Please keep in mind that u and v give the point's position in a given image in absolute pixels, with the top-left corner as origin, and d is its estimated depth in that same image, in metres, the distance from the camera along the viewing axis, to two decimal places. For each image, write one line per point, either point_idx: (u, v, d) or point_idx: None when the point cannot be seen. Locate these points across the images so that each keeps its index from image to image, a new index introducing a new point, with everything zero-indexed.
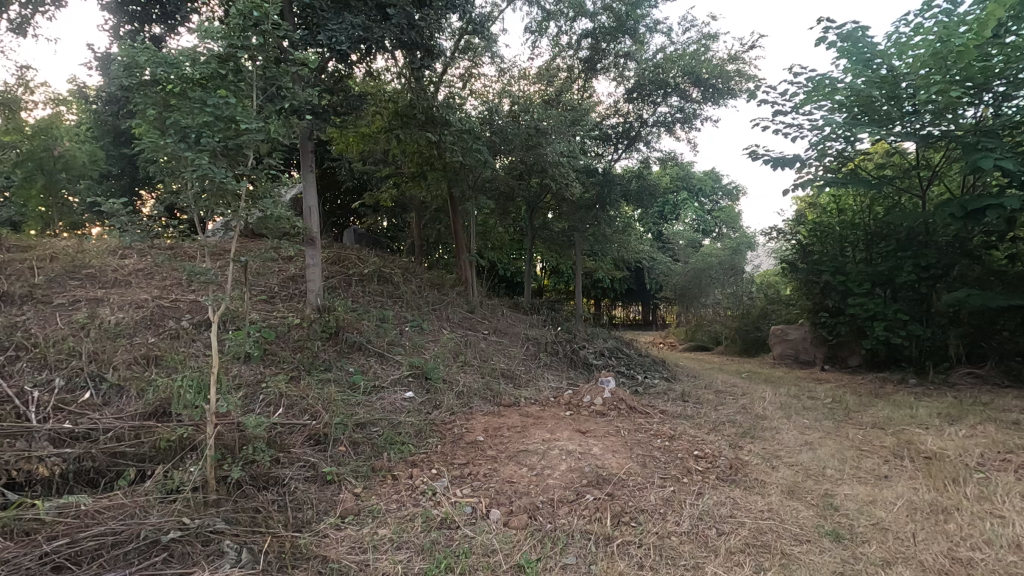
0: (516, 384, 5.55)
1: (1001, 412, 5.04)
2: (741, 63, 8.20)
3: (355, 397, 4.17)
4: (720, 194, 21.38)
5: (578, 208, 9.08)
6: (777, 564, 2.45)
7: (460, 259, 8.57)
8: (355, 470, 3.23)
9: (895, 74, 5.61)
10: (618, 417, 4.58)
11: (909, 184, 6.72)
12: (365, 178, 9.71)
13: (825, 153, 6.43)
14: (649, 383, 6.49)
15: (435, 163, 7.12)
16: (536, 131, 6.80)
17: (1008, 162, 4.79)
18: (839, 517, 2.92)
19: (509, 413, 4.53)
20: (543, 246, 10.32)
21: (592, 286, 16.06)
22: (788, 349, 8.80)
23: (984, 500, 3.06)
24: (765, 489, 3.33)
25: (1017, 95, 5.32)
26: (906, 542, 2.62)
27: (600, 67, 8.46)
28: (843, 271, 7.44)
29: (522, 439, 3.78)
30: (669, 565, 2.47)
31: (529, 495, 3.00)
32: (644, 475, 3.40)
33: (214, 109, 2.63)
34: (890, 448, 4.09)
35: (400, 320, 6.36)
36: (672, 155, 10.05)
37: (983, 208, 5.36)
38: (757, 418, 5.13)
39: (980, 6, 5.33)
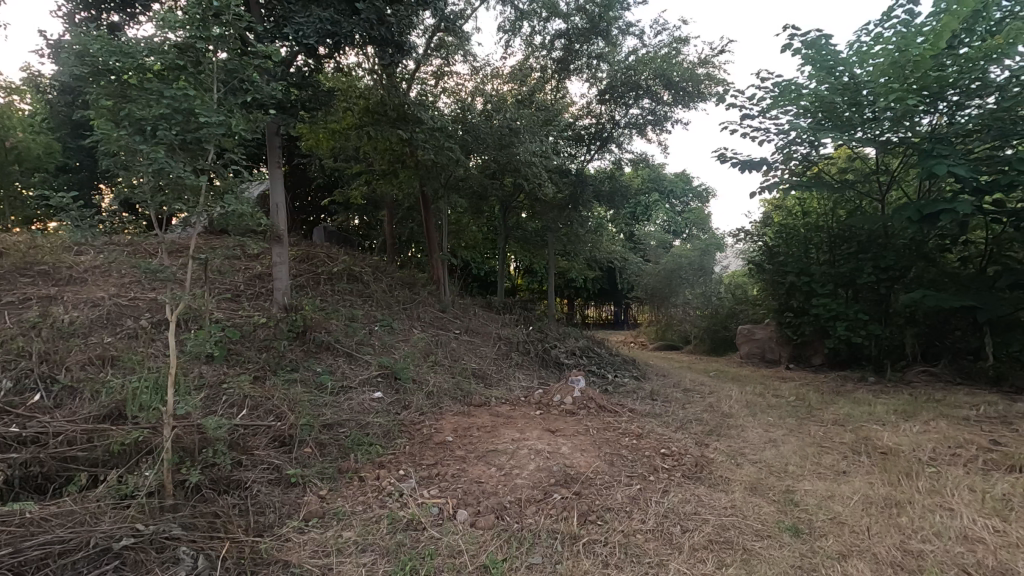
0: (486, 384, 5.54)
1: (952, 408, 5.25)
2: (711, 67, 8.35)
3: (322, 398, 4.10)
4: (690, 197, 21.88)
5: (551, 208, 9.12)
6: (738, 560, 2.49)
7: (433, 258, 8.51)
8: (321, 472, 3.17)
9: (857, 82, 5.79)
10: (588, 416, 4.61)
11: (869, 188, 6.93)
12: (336, 174, 9.57)
13: (790, 157, 6.61)
14: (619, 382, 6.56)
15: (407, 161, 7.04)
16: (510, 131, 6.76)
17: (961, 168, 4.98)
18: (799, 513, 2.99)
19: (479, 413, 4.51)
20: (517, 246, 10.32)
21: (565, 286, 16.16)
22: (754, 348, 9.01)
23: (935, 493, 3.18)
24: (729, 486, 3.39)
25: (970, 105, 5.53)
26: (861, 536, 2.69)
27: (573, 68, 8.52)
28: (807, 272, 7.64)
29: (491, 439, 3.76)
30: (633, 563, 2.49)
31: (496, 495, 2.99)
32: (611, 474, 3.43)
33: (172, 101, 2.54)
34: (849, 444, 4.22)
35: (370, 319, 6.28)
36: (644, 156, 10.16)
37: (937, 212, 5.56)
38: (724, 416, 5.23)
39: (936, 18, 5.54)
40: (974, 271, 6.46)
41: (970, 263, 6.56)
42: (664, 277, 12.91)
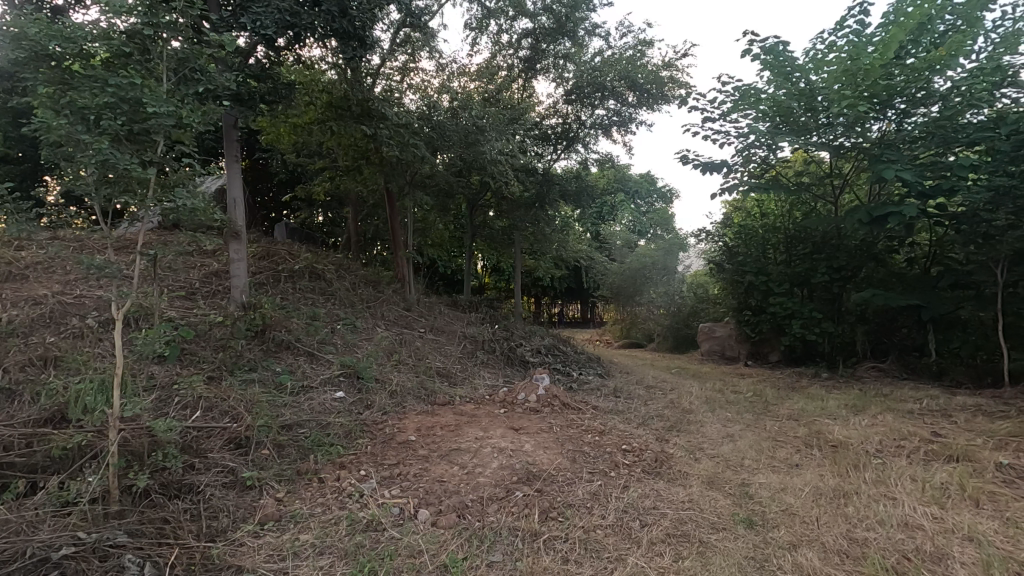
0: (451, 383, 5.50)
1: (898, 402, 5.49)
2: (674, 70, 8.51)
3: (281, 398, 4.00)
4: (655, 198, 22.33)
5: (517, 206, 9.13)
6: (695, 553, 2.55)
7: (398, 256, 8.41)
8: (278, 474, 3.09)
9: (813, 88, 6.00)
10: (552, 414, 4.64)
11: (824, 191, 7.19)
12: (298, 170, 9.35)
13: (749, 159, 6.79)
14: (584, 379, 6.63)
15: (371, 157, 6.92)
16: (476, 129, 6.72)
17: (907, 173, 5.22)
18: (753, 505, 3.07)
19: (443, 412, 4.48)
20: (483, 244, 10.29)
21: (532, 284, 16.23)
22: (715, 346, 9.24)
23: (879, 483, 3.31)
24: (688, 480, 3.47)
25: (916, 113, 5.80)
26: (811, 526, 2.79)
27: (540, 68, 8.55)
28: (765, 272, 7.87)
29: (455, 438, 3.74)
30: (593, 558, 2.51)
31: (458, 494, 2.98)
32: (573, 470, 3.46)
33: (117, 89, 2.41)
34: (802, 438, 4.36)
35: (332, 317, 6.15)
36: (610, 157, 10.29)
37: (886, 215, 5.82)
38: (683, 412, 5.34)
39: (885, 29, 5.80)
40: (919, 271, 6.76)
41: (915, 263, 6.87)
42: (629, 276, 13.11)
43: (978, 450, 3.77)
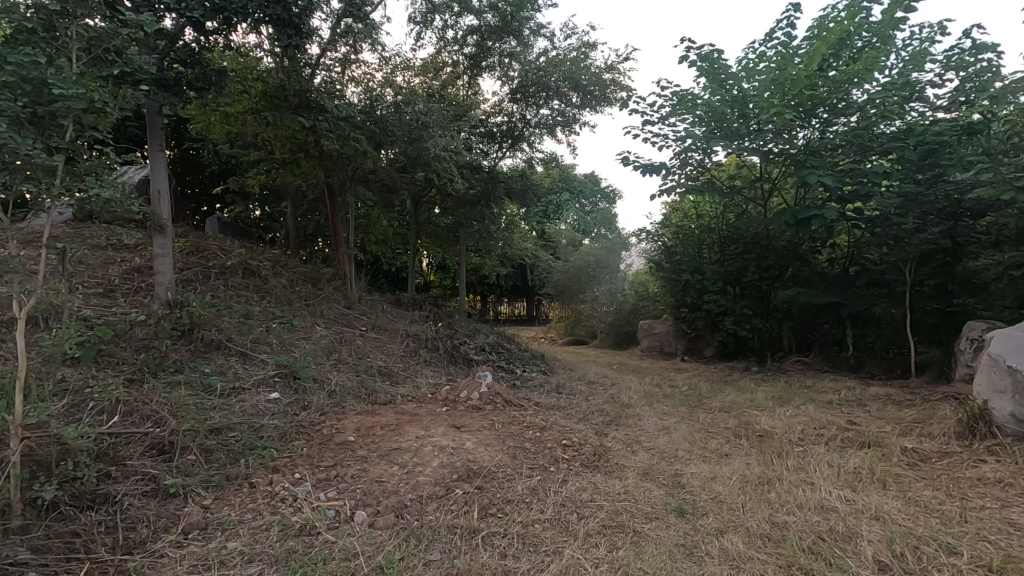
0: (392, 382, 5.40)
1: (819, 393, 5.86)
2: (616, 73, 8.70)
3: (210, 401, 3.80)
4: (599, 198, 22.86)
5: (462, 204, 9.07)
6: (628, 542, 2.62)
7: (338, 252, 8.17)
8: (205, 481, 2.93)
9: (744, 95, 6.30)
10: (494, 411, 4.65)
11: (754, 194, 7.56)
12: (232, 160, 8.92)
13: (686, 162, 7.06)
14: (526, 376, 6.68)
15: (310, 150, 6.67)
16: (420, 125, 6.59)
17: (827, 178, 5.58)
18: (684, 494, 3.20)
19: (384, 412, 4.39)
20: (428, 241, 10.14)
21: (478, 282, 16.18)
22: (654, 342, 9.55)
23: (800, 470, 3.52)
24: (624, 472, 3.57)
25: (837, 122, 6.18)
26: (737, 512, 2.93)
27: (485, 65, 8.51)
28: (700, 271, 8.22)
29: (395, 437, 3.69)
30: (530, 552, 2.53)
31: (397, 494, 2.93)
32: (513, 467, 3.47)
33: (18, 68, 2.19)
34: (731, 429, 4.58)
35: (267, 316, 5.91)
36: (554, 157, 10.39)
37: (809, 217, 6.19)
38: (622, 407, 5.49)
39: (809, 42, 6.16)
40: (839, 270, 7.23)
41: (836, 263, 7.34)
42: (573, 274, 13.30)
43: (886, 436, 4.07)
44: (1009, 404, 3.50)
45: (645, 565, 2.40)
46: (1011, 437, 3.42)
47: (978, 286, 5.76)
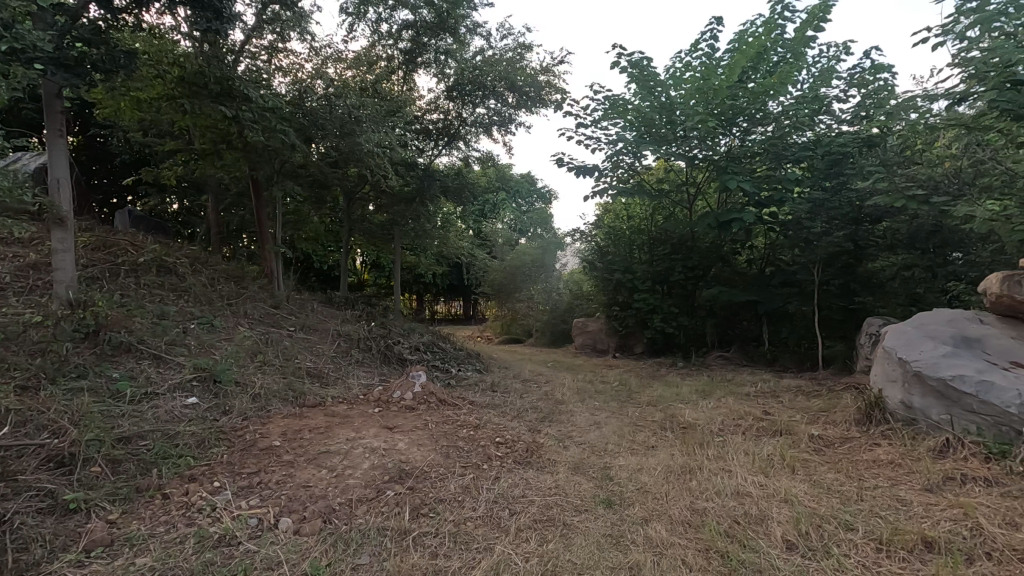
0: (322, 383, 5.23)
1: (738, 386, 6.23)
2: (552, 75, 8.83)
3: (118, 408, 3.53)
4: (535, 198, 23.16)
5: (397, 201, 8.91)
6: (558, 535, 2.68)
7: (264, 249, 7.80)
8: (112, 493, 2.71)
9: (672, 103, 6.59)
10: (427, 411, 4.61)
11: (680, 197, 7.91)
12: (145, 150, 8.31)
13: (617, 165, 7.29)
14: (462, 376, 6.65)
15: (233, 142, 6.32)
16: (352, 119, 6.40)
17: (746, 184, 5.94)
18: (612, 486, 3.31)
19: (313, 414, 4.24)
20: (361, 238, 9.89)
21: (413, 282, 15.95)
22: (588, 340, 9.78)
23: (718, 458, 3.73)
24: (555, 467, 3.64)
25: (755, 131, 6.57)
26: (661, 501, 3.07)
27: (420, 61, 8.39)
28: (631, 271, 8.49)
29: (324, 439, 3.58)
30: (461, 550, 2.53)
31: (325, 498, 2.85)
32: (445, 466, 3.45)
33: None
34: (658, 422, 4.78)
35: (184, 316, 5.55)
36: (491, 156, 10.40)
37: (730, 220, 6.55)
38: (556, 403, 5.59)
39: (731, 54, 6.52)
40: (756, 271, 7.69)
41: (754, 264, 7.81)
42: (509, 274, 13.38)
43: (796, 424, 4.38)
44: (897, 391, 3.85)
45: (574, 557, 2.46)
46: (900, 422, 3.77)
47: (875, 285, 6.31)
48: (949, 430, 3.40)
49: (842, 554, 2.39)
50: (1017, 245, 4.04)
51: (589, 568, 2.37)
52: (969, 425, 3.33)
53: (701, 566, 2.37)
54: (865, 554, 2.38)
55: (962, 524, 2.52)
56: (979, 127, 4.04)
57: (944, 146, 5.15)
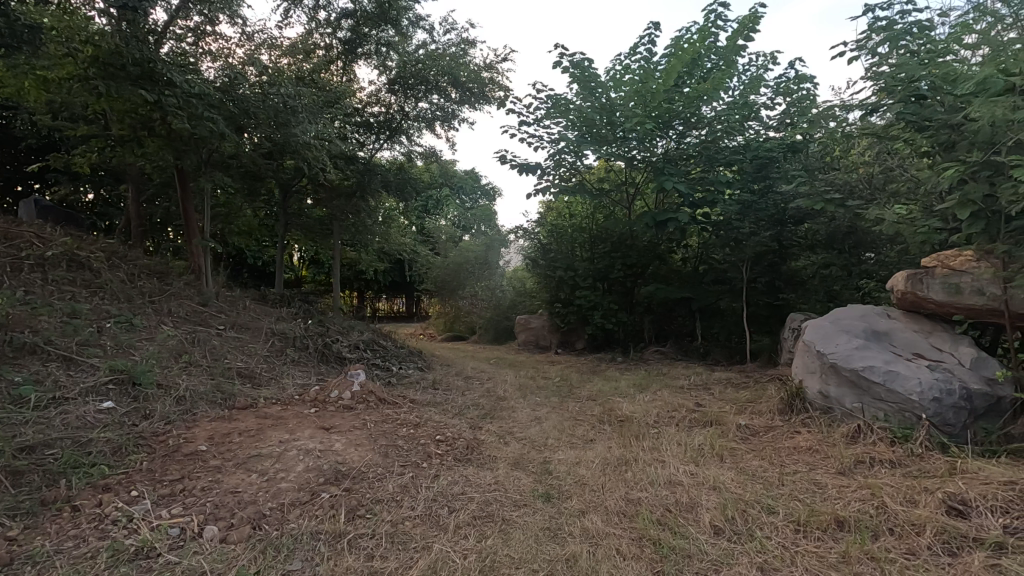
0: (254, 384, 5.00)
1: (673, 379, 6.46)
2: (495, 72, 8.83)
3: (20, 415, 3.23)
4: (480, 195, 23.07)
5: (336, 195, 8.61)
6: (497, 531, 2.68)
7: (191, 243, 7.35)
8: (12, 508, 2.48)
9: (612, 104, 6.74)
10: (366, 410, 4.50)
11: (620, 197, 8.10)
12: (55, 134, 7.65)
13: (559, 163, 7.38)
14: (403, 374, 6.54)
15: (155, 128, 5.90)
16: (287, 108, 6.09)
17: (681, 184, 6.16)
18: (551, 480, 3.35)
19: (243, 417, 4.05)
20: (298, 233, 9.52)
21: (354, 278, 15.55)
22: (530, 336, 9.86)
23: (654, 449, 3.85)
24: (495, 463, 3.65)
25: (690, 134, 6.81)
26: (598, 492, 3.14)
27: (361, 52, 8.16)
28: (573, 268, 8.61)
29: (255, 443, 3.43)
30: (399, 550, 2.49)
31: (255, 504, 2.72)
32: (384, 465, 3.38)
33: None
34: (597, 416, 4.88)
35: (99, 315, 5.14)
36: (434, 152, 10.25)
37: (667, 220, 6.78)
38: (498, 400, 5.61)
39: (667, 59, 6.74)
40: (691, 269, 7.99)
41: (688, 262, 8.10)
42: (453, 270, 13.27)
43: (726, 414, 4.59)
44: (816, 382, 4.11)
45: (512, 551, 2.47)
46: (818, 411, 4.03)
47: (797, 283, 6.71)
48: (861, 417, 3.66)
49: (765, 536, 2.52)
50: (921, 246, 4.38)
51: (527, 562, 2.39)
52: (878, 412, 3.59)
53: (635, 554, 2.43)
54: (786, 536, 2.51)
55: (870, 503, 2.71)
56: (888, 136, 4.36)
57: (858, 153, 5.53)
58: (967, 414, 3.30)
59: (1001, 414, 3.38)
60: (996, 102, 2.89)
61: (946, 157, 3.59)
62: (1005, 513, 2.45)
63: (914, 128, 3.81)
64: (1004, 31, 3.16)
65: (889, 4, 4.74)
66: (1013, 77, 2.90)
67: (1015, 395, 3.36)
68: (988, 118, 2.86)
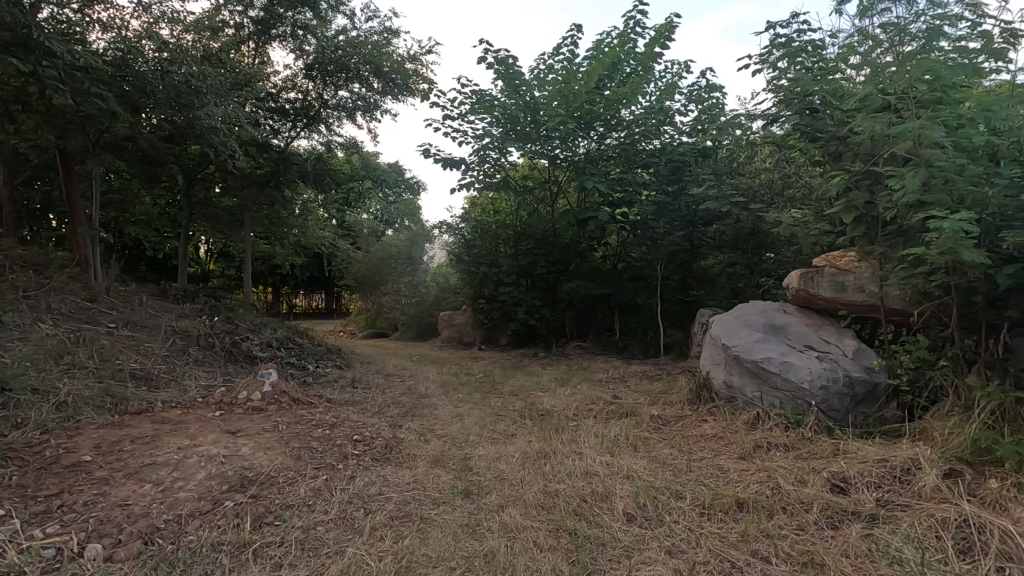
0: (150, 387, 4.59)
1: (592, 373, 6.64)
2: (419, 65, 8.63)
3: None
4: (404, 189, 22.55)
5: (247, 184, 8.08)
6: (415, 530, 2.62)
7: (75, 231, 6.62)
8: None
9: (535, 103, 6.80)
10: (278, 412, 4.26)
11: (543, 195, 8.19)
12: None
13: (484, 159, 7.34)
14: (319, 373, 6.27)
15: (30, 101, 5.24)
16: (190, 89, 5.57)
17: (601, 184, 6.34)
18: (470, 476, 3.33)
19: (136, 422, 3.70)
20: (203, 224, 8.85)
21: (268, 273, 14.72)
22: (454, 332, 9.78)
23: (573, 442, 3.94)
24: (414, 462, 3.57)
25: (610, 135, 6.99)
26: (516, 486, 3.16)
27: (276, 34, 7.72)
28: (497, 265, 8.63)
29: (149, 450, 3.15)
30: (310, 557, 2.36)
31: (147, 517, 2.49)
32: (296, 469, 3.22)
33: None
34: (518, 411, 4.92)
35: None
36: (355, 143, 9.87)
37: (587, 218, 6.94)
38: (419, 397, 5.51)
39: (589, 62, 6.89)
40: (610, 266, 8.25)
41: (608, 260, 8.36)
42: (375, 265, 12.88)
43: (640, 406, 4.77)
44: (721, 373, 4.36)
45: (430, 550, 2.43)
46: (723, 400, 4.27)
47: (706, 280, 7.11)
48: (760, 405, 3.92)
49: (673, 520, 2.64)
50: (812, 247, 4.77)
51: (444, 560, 2.36)
52: (775, 400, 3.86)
53: (551, 545, 2.47)
54: (692, 519, 2.65)
55: (766, 485, 2.91)
56: (787, 145, 4.69)
57: (761, 161, 5.92)
58: (849, 400, 3.62)
59: (877, 399, 3.72)
60: (875, 118, 3.19)
61: (834, 167, 3.92)
62: (879, 488, 2.72)
63: (808, 139, 4.14)
64: (883, 54, 3.46)
65: (788, 22, 5.12)
66: (889, 96, 3.22)
67: (888, 381, 3.70)
68: (868, 132, 3.15)
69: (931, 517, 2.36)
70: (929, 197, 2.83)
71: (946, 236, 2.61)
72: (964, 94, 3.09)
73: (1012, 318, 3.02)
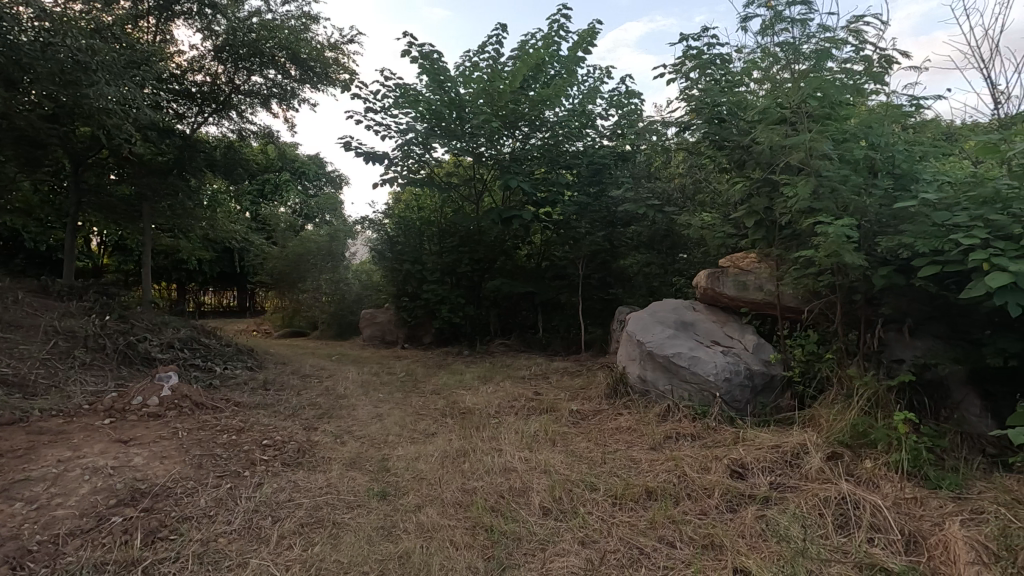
0: (27, 395, 4.11)
1: (515, 370, 6.70)
2: (340, 53, 8.30)
3: None
4: (325, 181, 21.45)
5: (146, 170, 7.41)
6: (326, 536, 2.52)
7: None
8: None
9: (461, 99, 6.75)
10: (178, 418, 3.95)
11: (468, 193, 8.14)
12: None
13: (407, 154, 7.19)
14: (228, 375, 5.87)
15: None
16: (78, 65, 4.96)
17: (524, 183, 6.40)
18: (388, 477, 3.26)
19: (6, 434, 3.29)
20: (94, 213, 8.04)
21: (172, 269, 13.64)
22: (376, 331, 9.54)
23: (493, 438, 3.95)
24: (328, 465, 3.43)
25: (535, 136, 7.06)
26: (434, 486, 3.12)
27: (180, 11, 7.12)
28: (421, 262, 8.49)
29: (22, 465, 2.82)
30: (208, 572, 2.21)
31: (17, 540, 2.22)
32: (195, 478, 2.99)
33: None
34: (440, 409, 4.87)
35: None
36: (269, 132, 9.32)
37: (512, 216, 6.98)
38: (337, 398, 5.30)
39: (514, 62, 6.93)
40: (533, 264, 8.35)
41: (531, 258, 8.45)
42: (292, 261, 12.23)
43: (560, 401, 4.87)
44: (636, 368, 4.54)
45: (341, 556, 2.35)
46: (637, 394, 4.45)
47: (625, 279, 7.37)
48: (670, 398, 4.12)
49: (587, 511, 2.72)
50: (719, 249, 5.07)
51: (356, 565, 2.28)
52: (684, 393, 4.07)
53: (467, 543, 2.45)
54: (604, 510, 2.73)
55: (673, 474, 3.05)
56: (698, 152, 4.95)
57: (675, 166, 6.21)
58: (748, 390, 3.89)
59: (773, 390, 4.02)
60: (773, 130, 3.43)
61: (739, 173, 4.18)
62: (772, 472, 2.93)
63: (716, 147, 4.39)
64: (781, 70, 3.73)
65: (700, 35, 5.40)
66: (785, 110, 3.47)
67: (783, 373, 4.01)
68: (768, 143, 3.39)
69: (815, 497, 2.57)
70: (818, 204, 3.09)
71: (832, 240, 2.86)
72: (849, 112, 3.40)
73: (885, 315, 3.37)
